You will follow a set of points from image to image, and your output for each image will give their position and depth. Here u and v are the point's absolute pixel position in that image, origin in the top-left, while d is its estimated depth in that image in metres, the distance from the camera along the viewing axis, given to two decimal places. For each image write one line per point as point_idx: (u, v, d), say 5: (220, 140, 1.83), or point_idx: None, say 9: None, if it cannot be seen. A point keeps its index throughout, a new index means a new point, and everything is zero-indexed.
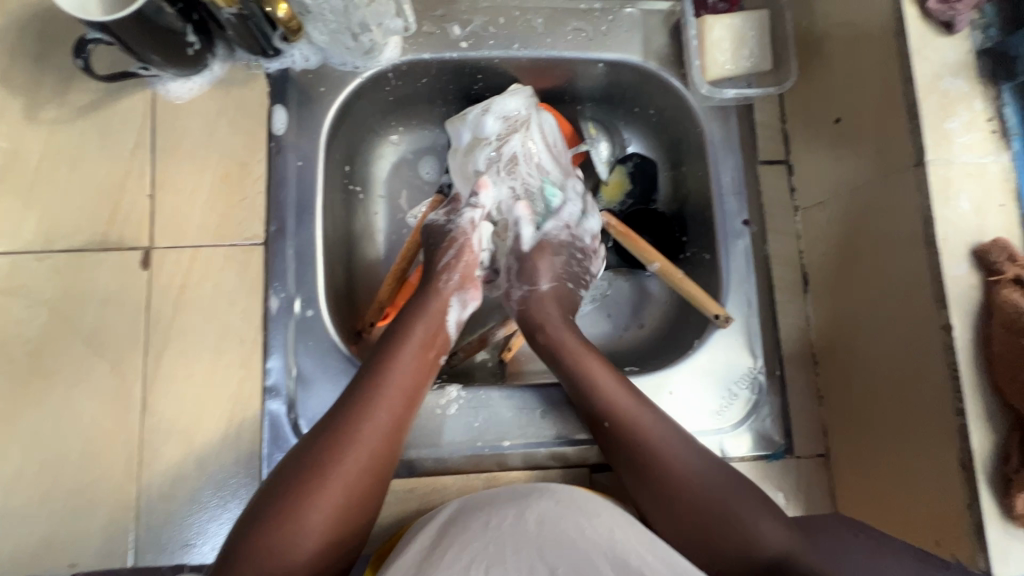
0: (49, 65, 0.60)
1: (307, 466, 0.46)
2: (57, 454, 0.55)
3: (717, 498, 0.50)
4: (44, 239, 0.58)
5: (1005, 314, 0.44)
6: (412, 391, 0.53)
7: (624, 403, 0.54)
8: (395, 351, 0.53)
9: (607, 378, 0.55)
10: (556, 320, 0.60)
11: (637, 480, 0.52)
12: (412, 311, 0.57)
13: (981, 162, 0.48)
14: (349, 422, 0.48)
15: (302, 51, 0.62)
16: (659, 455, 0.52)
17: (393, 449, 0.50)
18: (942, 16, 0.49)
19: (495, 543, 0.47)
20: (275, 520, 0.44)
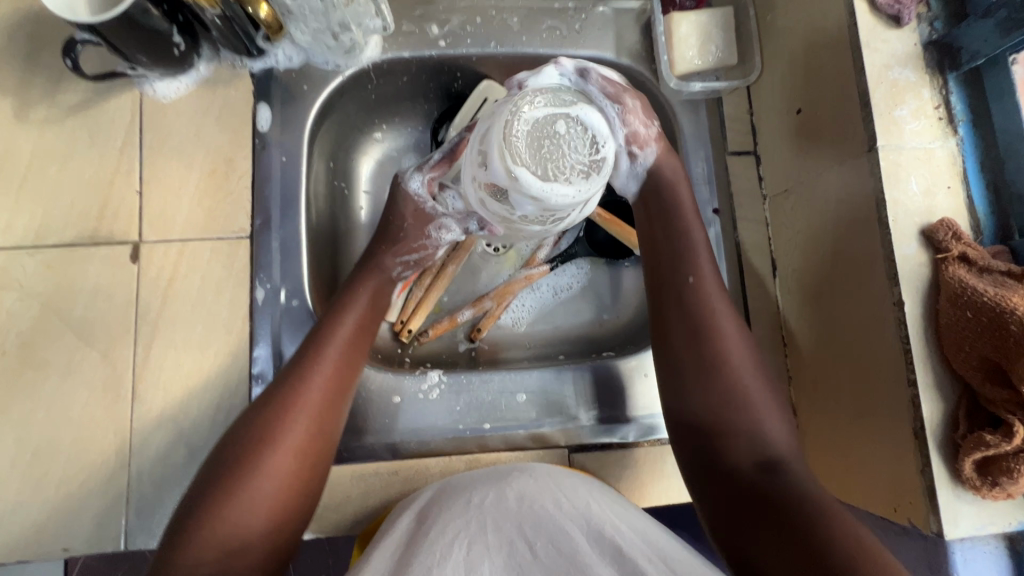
0: (39, 67, 0.62)
1: (252, 433, 0.50)
2: (49, 442, 0.57)
3: (746, 399, 0.55)
4: (36, 234, 0.60)
5: (950, 289, 0.47)
6: (345, 374, 0.56)
7: (728, 320, 0.58)
8: (326, 340, 0.56)
9: (721, 302, 0.59)
10: (701, 250, 0.62)
11: (694, 360, 0.57)
12: (354, 284, 0.62)
13: (929, 148, 0.51)
14: (283, 408, 0.52)
15: (285, 51, 0.65)
16: (728, 362, 0.57)
17: (331, 428, 0.54)
18: (890, 11, 0.52)
19: (475, 520, 0.50)
20: (224, 489, 0.47)
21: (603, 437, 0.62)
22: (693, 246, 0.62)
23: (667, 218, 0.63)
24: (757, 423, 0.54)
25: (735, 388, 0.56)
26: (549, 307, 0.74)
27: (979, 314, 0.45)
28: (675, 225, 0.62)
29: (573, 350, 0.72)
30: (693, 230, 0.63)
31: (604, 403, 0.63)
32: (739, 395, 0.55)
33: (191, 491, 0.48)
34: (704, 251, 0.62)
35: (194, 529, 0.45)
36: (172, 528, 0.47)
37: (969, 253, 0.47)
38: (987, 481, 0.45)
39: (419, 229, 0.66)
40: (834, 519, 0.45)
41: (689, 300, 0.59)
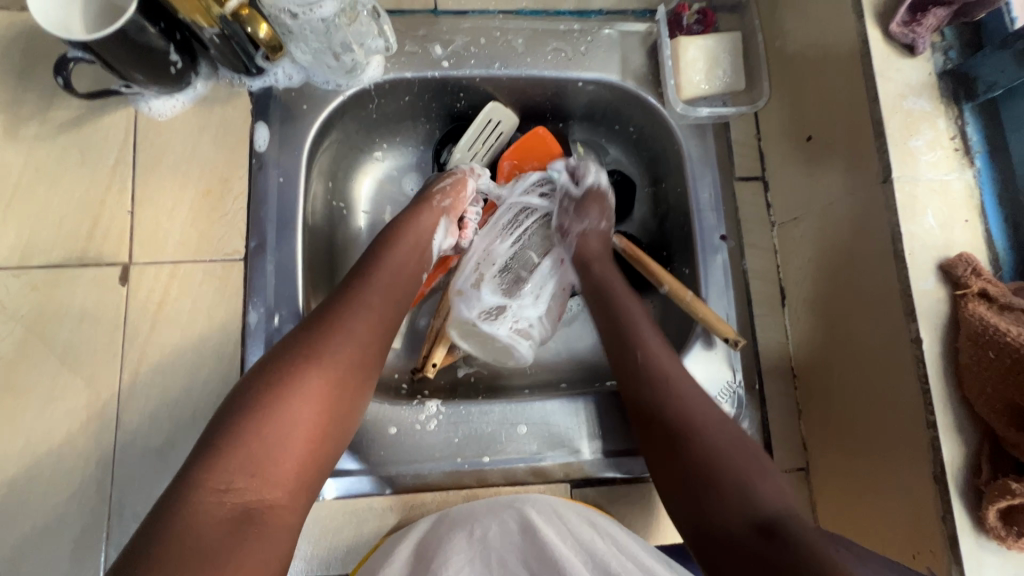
0: (31, 83, 0.61)
1: (292, 353, 0.49)
2: (27, 473, 0.54)
3: (730, 462, 0.47)
4: (21, 255, 0.58)
5: (971, 327, 0.45)
6: (388, 311, 0.55)
7: (685, 391, 0.52)
8: (371, 275, 0.55)
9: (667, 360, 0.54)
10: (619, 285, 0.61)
11: (665, 429, 0.50)
12: (403, 221, 0.61)
13: (945, 180, 0.50)
14: (326, 331, 0.50)
15: (285, 70, 0.63)
16: (681, 399, 0.51)
17: (371, 364, 0.52)
18: (904, 40, 0.51)
19: (483, 556, 0.49)
20: (260, 405, 0.45)
21: (607, 472, 0.60)
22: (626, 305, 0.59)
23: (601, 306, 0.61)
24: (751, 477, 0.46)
25: (710, 441, 0.48)
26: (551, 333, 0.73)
27: (1001, 355, 0.43)
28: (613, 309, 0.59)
29: (574, 377, 0.71)
30: (626, 298, 0.60)
31: (609, 438, 0.61)
32: (710, 443, 0.48)
33: (222, 409, 0.46)
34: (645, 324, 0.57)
35: (229, 445, 0.43)
36: (201, 441, 0.44)
37: (990, 289, 0.46)
38: (1012, 531, 0.42)
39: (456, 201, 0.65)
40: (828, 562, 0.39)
41: (643, 386, 0.53)
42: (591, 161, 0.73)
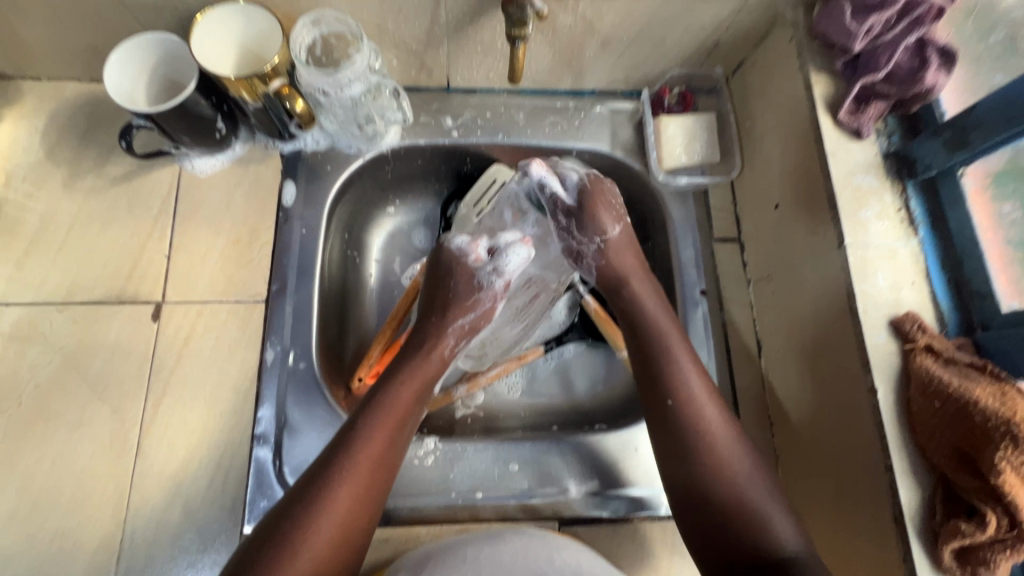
0: (92, 142, 0.70)
1: (283, 542, 0.47)
2: (48, 495, 0.58)
3: (737, 468, 0.52)
4: (66, 292, 0.65)
5: (920, 378, 0.50)
6: (380, 475, 0.53)
7: (698, 388, 0.56)
8: (358, 443, 0.52)
9: (687, 358, 0.57)
10: (651, 306, 0.60)
11: (685, 426, 0.54)
12: (395, 379, 0.58)
13: (893, 246, 0.56)
14: (314, 508, 0.49)
15: (314, 136, 0.72)
16: (715, 442, 0.53)
17: (363, 528, 0.51)
18: (851, 126, 0.59)
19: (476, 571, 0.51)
20: None
21: (594, 510, 0.63)
22: (682, 383, 0.56)
23: (643, 332, 0.59)
24: (763, 533, 0.50)
25: (732, 500, 0.51)
26: (543, 377, 0.79)
27: (947, 404, 0.48)
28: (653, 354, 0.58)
29: (566, 421, 0.76)
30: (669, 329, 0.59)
31: (596, 477, 0.64)
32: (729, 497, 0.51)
33: None
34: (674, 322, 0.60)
35: None
36: None
37: (934, 344, 0.51)
38: (967, 570, 0.46)
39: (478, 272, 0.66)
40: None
41: (660, 380, 0.56)
42: None
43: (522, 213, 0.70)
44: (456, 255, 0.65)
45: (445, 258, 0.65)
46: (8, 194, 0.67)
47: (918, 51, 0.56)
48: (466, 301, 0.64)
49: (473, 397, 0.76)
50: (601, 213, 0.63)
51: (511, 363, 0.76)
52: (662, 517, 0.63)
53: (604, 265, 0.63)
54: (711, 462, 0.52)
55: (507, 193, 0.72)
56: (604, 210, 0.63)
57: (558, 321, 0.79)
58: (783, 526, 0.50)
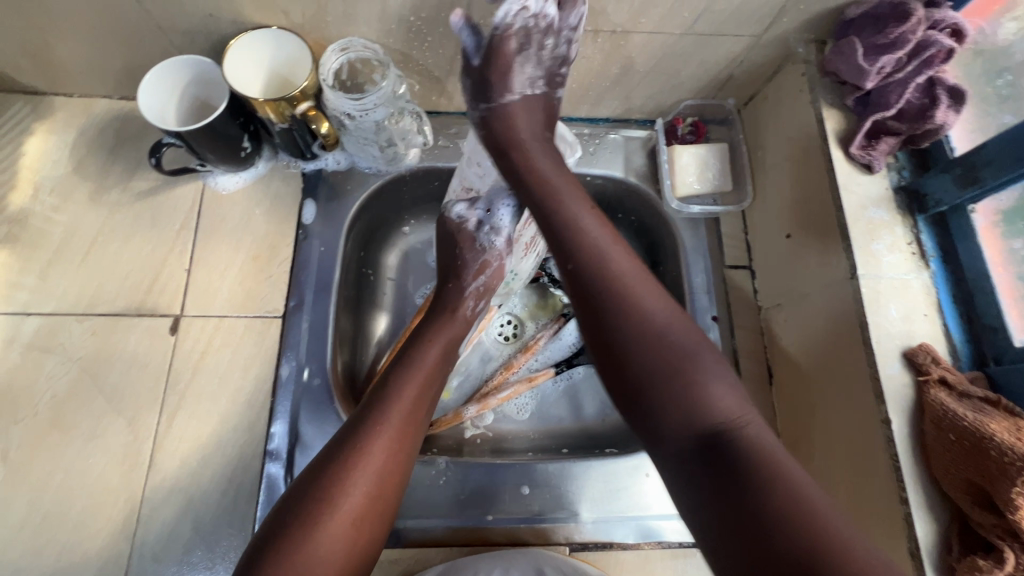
0: (119, 158, 0.71)
1: (327, 479, 0.48)
2: (60, 506, 0.58)
3: (676, 334, 0.47)
4: (86, 303, 0.65)
5: (934, 410, 0.50)
6: (415, 423, 0.54)
7: (619, 255, 0.51)
8: (396, 389, 0.55)
9: (594, 225, 0.52)
10: (545, 167, 0.56)
11: (607, 298, 0.48)
12: (426, 337, 0.61)
13: (905, 278, 0.57)
14: (356, 450, 0.50)
15: (335, 156, 0.74)
16: (636, 300, 0.48)
17: (404, 467, 0.52)
18: (862, 160, 0.60)
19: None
20: (300, 535, 0.45)
21: (604, 535, 0.63)
22: (583, 228, 0.51)
23: (535, 196, 0.54)
24: (695, 388, 0.44)
25: (655, 363, 0.45)
26: (551, 399, 0.79)
27: (962, 437, 0.48)
28: (544, 208, 0.54)
29: (575, 444, 0.76)
30: (562, 188, 0.55)
31: (607, 502, 0.64)
32: (658, 361, 0.46)
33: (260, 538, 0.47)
34: (570, 188, 0.55)
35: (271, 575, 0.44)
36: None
37: (948, 376, 0.52)
38: None
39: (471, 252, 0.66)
40: (792, 495, 0.39)
41: (563, 241, 0.51)
42: None
43: (499, 161, 0.60)
44: (458, 224, 0.67)
45: (449, 229, 0.68)
46: (35, 205, 0.69)
47: (928, 90, 0.57)
48: (473, 265, 0.66)
49: (482, 420, 0.76)
50: (508, 73, 0.57)
51: (522, 385, 0.76)
52: (673, 544, 0.63)
53: (485, 133, 0.59)
54: (648, 334, 0.46)
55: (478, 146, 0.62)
56: (511, 75, 0.57)
57: (568, 342, 0.80)
58: (724, 399, 0.45)
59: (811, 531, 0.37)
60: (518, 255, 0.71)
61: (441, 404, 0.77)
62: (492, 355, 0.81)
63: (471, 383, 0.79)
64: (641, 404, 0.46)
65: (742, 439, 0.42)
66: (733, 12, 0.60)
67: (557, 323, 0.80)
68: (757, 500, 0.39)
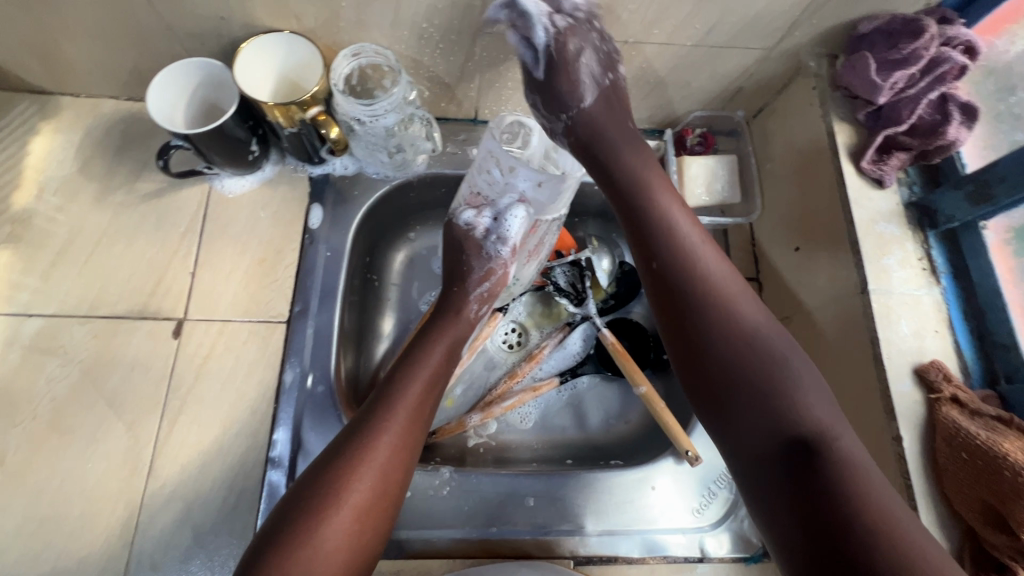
0: (125, 159, 0.71)
1: (330, 477, 0.48)
2: (57, 512, 0.57)
3: (767, 343, 0.49)
4: (88, 305, 0.65)
5: (946, 429, 0.50)
6: (419, 423, 0.54)
7: (710, 259, 0.53)
8: (402, 388, 0.55)
9: (696, 238, 0.54)
10: (647, 173, 0.57)
11: (704, 307, 0.51)
12: (432, 336, 0.61)
13: (916, 294, 0.57)
14: (363, 448, 0.50)
15: (343, 161, 0.73)
16: (728, 300, 0.51)
17: (406, 467, 0.52)
18: (874, 174, 0.60)
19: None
20: (300, 534, 0.45)
21: (609, 549, 0.62)
22: (674, 227, 0.54)
23: (624, 193, 0.57)
24: (782, 394, 0.46)
25: (747, 362, 0.48)
26: (556, 408, 0.78)
27: (974, 456, 0.48)
28: (633, 203, 0.56)
29: (580, 455, 0.75)
30: (655, 185, 0.57)
31: (613, 515, 0.63)
32: (747, 362, 0.48)
33: (258, 538, 0.46)
34: (659, 183, 0.57)
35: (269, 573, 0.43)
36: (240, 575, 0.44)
37: (960, 395, 0.51)
38: None
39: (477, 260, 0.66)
40: (869, 500, 0.41)
41: (649, 238, 0.54)
42: (605, 252, 0.82)
43: (508, 170, 0.57)
44: (465, 231, 0.66)
45: (457, 234, 0.66)
46: (39, 205, 0.68)
47: (940, 106, 0.57)
48: (479, 272, 0.66)
49: (486, 428, 0.76)
50: (570, 86, 0.58)
51: (526, 394, 0.75)
52: (677, 559, 0.62)
53: (573, 140, 0.59)
54: (740, 343, 0.49)
55: (484, 151, 0.58)
56: (572, 75, 0.58)
57: (573, 351, 0.80)
58: (817, 406, 0.46)
59: (888, 533, 0.39)
60: (522, 260, 0.69)
61: (444, 412, 0.76)
62: (496, 364, 0.80)
63: (473, 391, 0.78)
64: (718, 407, 0.48)
65: (835, 450, 0.43)
66: (746, 24, 0.60)
67: (561, 332, 0.79)
68: (842, 504, 0.41)
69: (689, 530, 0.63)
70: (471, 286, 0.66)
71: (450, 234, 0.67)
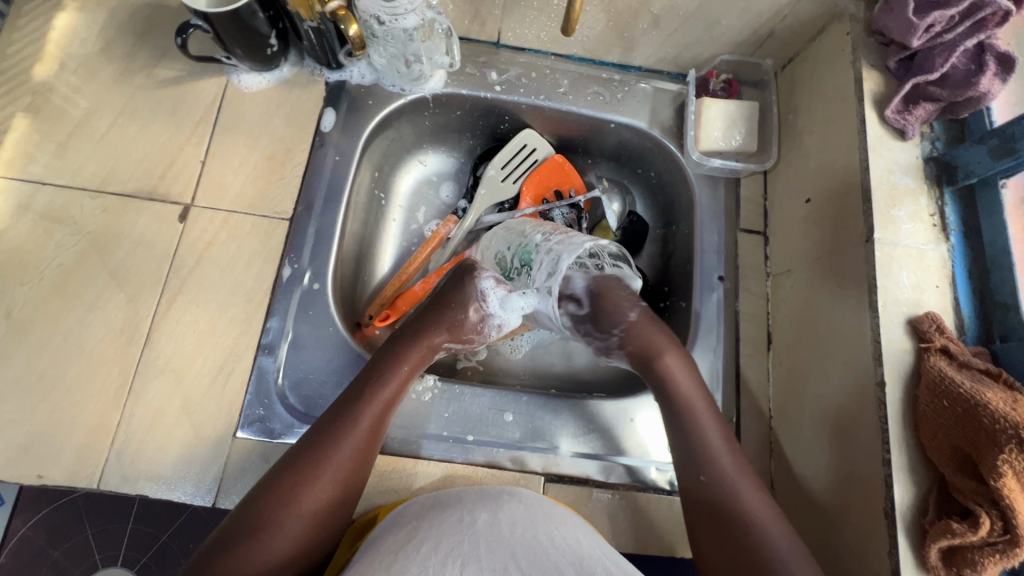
0: (146, 44, 0.71)
1: (278, 488, 0.52)
2: (56, 368, 0.59)
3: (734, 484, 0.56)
4: (101, 180, 0.66)
5: (931, 377, 0.49)
6: (374, 442, 0.57)
7: (699, 416, 0.59)
8: (361, 408, 0.56)
9: (694, 402, 0.60)
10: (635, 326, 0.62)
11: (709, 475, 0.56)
12: (388, 355, 0.61)
13: (921, 248, 0.56)
14: (308, 469, 0.53)
15: (360, 69, 0.73)
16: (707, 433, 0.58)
17: (358, 480, 0.55)
18: (896, 124, 0.58)
19: (467, 540, 0.50)
20: (250, 531, 0.50)
21: (582, 472, 0.63)
22: (657, 356, 0.61)
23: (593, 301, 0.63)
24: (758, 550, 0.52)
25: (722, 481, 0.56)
26: (545, 342, 0.79)
27: (954, 403, 0.47)
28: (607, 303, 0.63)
29: (565, 388, 0.77)
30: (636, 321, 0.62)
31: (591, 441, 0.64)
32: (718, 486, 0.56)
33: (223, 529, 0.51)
34: (651, 331, 0.62)
35: (222, 560, 0.48)
36: (208, 553, 0.49)
37: (950, 346, 0.51)
38: (951, 570, 0.46)
39: (478, 321, 0.65)
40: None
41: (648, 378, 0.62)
42: (616, 195, 0.83)
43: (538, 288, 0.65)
44: (478, 294, 0.64)
45: (467, 288, 0.64)
46: (60, 79, 0.69)
47: (977, 56, 0.55)
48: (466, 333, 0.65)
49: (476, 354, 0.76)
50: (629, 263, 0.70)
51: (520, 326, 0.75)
52: (648, 489, 0.63)
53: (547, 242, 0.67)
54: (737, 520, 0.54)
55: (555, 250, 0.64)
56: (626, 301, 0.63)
57: None
58: None
59: None
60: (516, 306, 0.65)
61: None
62: None
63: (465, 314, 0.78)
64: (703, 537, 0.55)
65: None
66: None
67: None
68: None
69: (663, 463, 0.64)
70: (450, 344, 0.65)
71: (459, 285, 0.64)
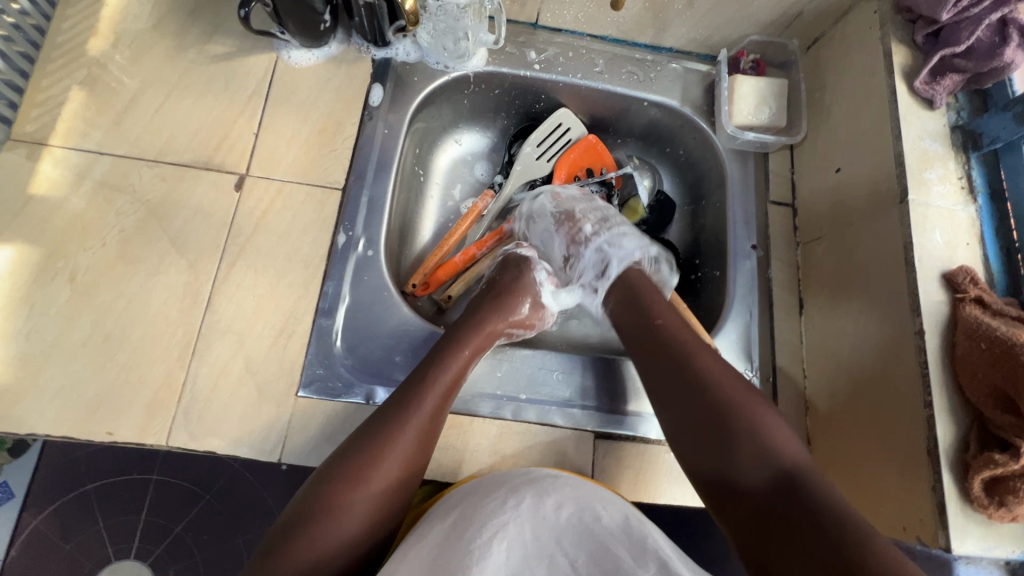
0: (198, 21, 0.73)
1: (343, 472, 0.52)
2: (121, 330, 0.61)
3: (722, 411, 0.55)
4: (157, 151, 0.68)
5: (968, 324, 0.53)
6: (437, 425, 0.57)
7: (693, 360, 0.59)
8: (426, 391, 0.57)
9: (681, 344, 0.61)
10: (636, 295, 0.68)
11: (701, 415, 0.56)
12: (455, 338, 0.62)
13: (952, 208, 0.59)
14: (371, 453, 0.53)
15: (406, 47, 0.76)
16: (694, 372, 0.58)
17: (420, 463, 0.56)
18: (925, 94, 0.62)
19: (513, 525, 0.54)
20: (318, 517, 0.50)
21: (629, 429, 0.65)
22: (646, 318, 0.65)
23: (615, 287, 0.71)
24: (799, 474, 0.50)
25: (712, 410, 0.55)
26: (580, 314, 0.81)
27: (993, 345, 0.51)
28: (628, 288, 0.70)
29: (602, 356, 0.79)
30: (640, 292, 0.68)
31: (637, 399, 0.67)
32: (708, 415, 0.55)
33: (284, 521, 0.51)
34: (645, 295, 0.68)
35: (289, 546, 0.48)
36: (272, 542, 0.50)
37: (984, 296, 0.54)
38: (994, 499, 0.49)
39: (533, 309, 0.71)
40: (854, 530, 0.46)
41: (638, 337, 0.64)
42: (646, 172, 0.87)
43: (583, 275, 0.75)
44: (535, 282, 0.71)
45: (526, 277, 0.71)
46: (114, 54, 0.71)
47: (1000, 30, 0.59)
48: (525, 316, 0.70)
49: None
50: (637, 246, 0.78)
51: None
52: None
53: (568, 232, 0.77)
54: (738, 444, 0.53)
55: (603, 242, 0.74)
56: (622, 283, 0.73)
57: None
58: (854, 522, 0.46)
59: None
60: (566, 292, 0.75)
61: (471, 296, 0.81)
62: None
63: None
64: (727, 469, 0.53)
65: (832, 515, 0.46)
66: None
67: None
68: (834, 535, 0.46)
69: None
70: (515, 330, 0.69)
71: (519, 273, 0.71)
